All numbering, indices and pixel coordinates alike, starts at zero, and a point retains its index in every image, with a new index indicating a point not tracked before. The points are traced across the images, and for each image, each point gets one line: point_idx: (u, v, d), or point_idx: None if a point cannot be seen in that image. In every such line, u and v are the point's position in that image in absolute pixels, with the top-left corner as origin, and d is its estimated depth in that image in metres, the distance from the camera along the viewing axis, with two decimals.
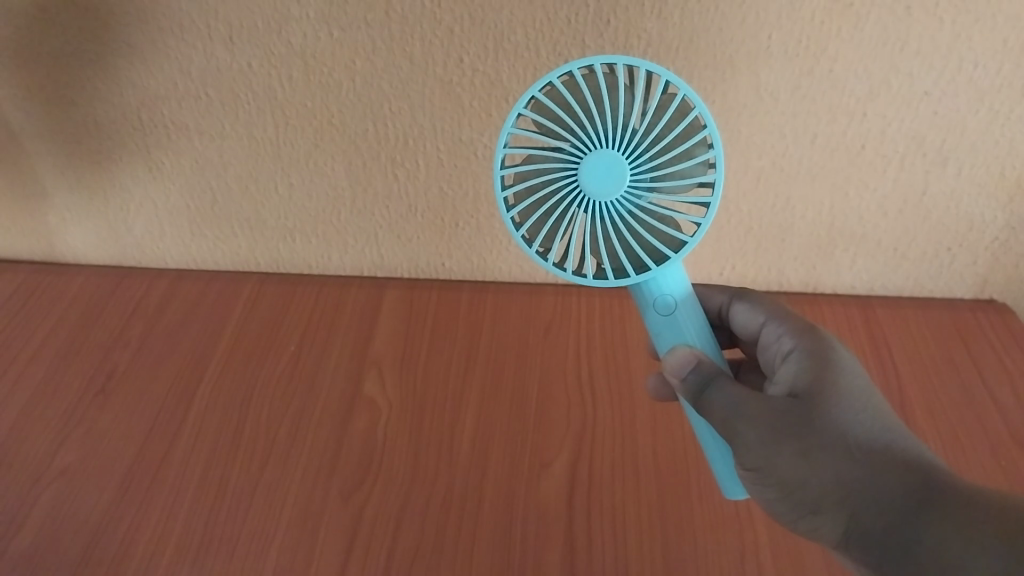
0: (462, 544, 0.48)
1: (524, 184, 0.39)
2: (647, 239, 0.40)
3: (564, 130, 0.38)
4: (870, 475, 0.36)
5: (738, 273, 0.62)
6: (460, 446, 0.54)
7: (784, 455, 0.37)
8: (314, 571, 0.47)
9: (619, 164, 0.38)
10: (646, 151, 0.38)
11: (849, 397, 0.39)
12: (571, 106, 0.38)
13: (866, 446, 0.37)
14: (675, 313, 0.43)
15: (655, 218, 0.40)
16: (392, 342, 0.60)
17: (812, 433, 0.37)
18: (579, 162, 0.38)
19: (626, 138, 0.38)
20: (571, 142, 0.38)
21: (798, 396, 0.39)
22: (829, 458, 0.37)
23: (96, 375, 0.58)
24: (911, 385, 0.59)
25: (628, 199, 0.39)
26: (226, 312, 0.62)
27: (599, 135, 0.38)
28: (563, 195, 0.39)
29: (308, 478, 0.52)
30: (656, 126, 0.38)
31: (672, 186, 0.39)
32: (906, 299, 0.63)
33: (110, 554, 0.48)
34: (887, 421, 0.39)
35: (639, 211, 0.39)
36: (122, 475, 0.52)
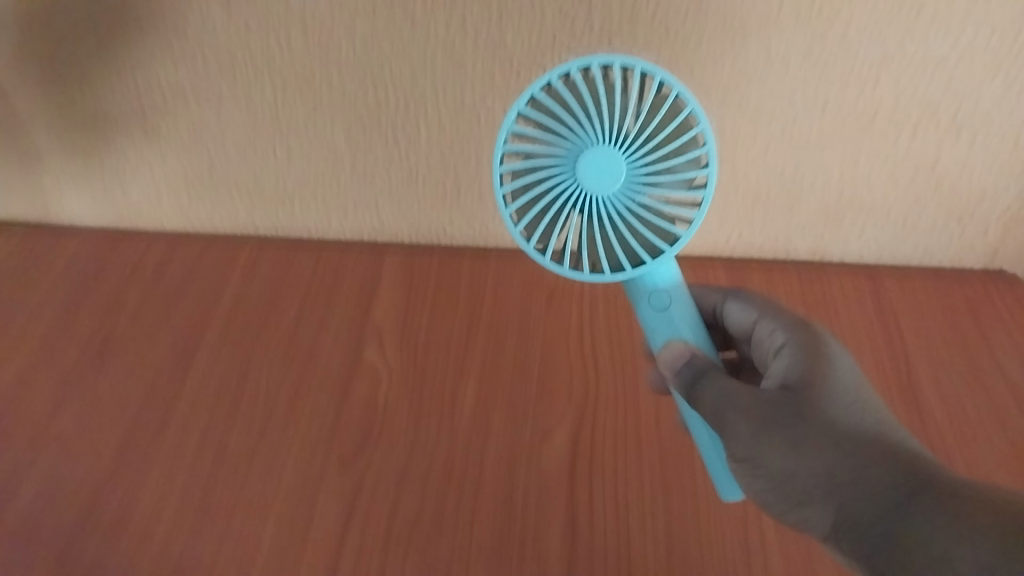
0: (463, 515, 0.49)
1: (522, 180, 0.38)
2: (640, 234, 0.39)
3: (562, 127, 0.37)
4: (861, 466, 0.36)
5: (746, 241, 0.62)
6: (461, 416, 0.54)
7: (778, 446, 0.37)
8: (310, 542, 0.48)
9: (616, 160, 0.37)
10: (641, 149, 0.37)
11: (838, 393, 0.38)
12: (567, 106, 0.37)
13: (860, 438, 0.37)
14: (669, 308, 0.42)
15: (650, 215, 0.39)
16: (393, 308, 0.59)
17: (806, 426, 0.37)
18: (576, 159, 0.37)
19: (621, 135, 0.37)
20: (568, 140, 0.37)
21: (790, 390, 0.39)
22: (824, 449, 0.36)
23: (93, 339, 0.57)
24: (919, 355, 0.58)
25: (623, 196, 0.38)
26: (224, 275, 0.61)
27: (597, 132, 0.37)
28: (559, 192, 0.38)
29: (307, 446, 0.52)
30: (650, 126, 0.37)
31: (666, 184, 0.38)
32: (916, 270, 0.62)
33: (105, 519, 0.48)
34: (877, 418, 0.38)
35: (633, 208, 0.38)
36: (121, 441, 0.52)
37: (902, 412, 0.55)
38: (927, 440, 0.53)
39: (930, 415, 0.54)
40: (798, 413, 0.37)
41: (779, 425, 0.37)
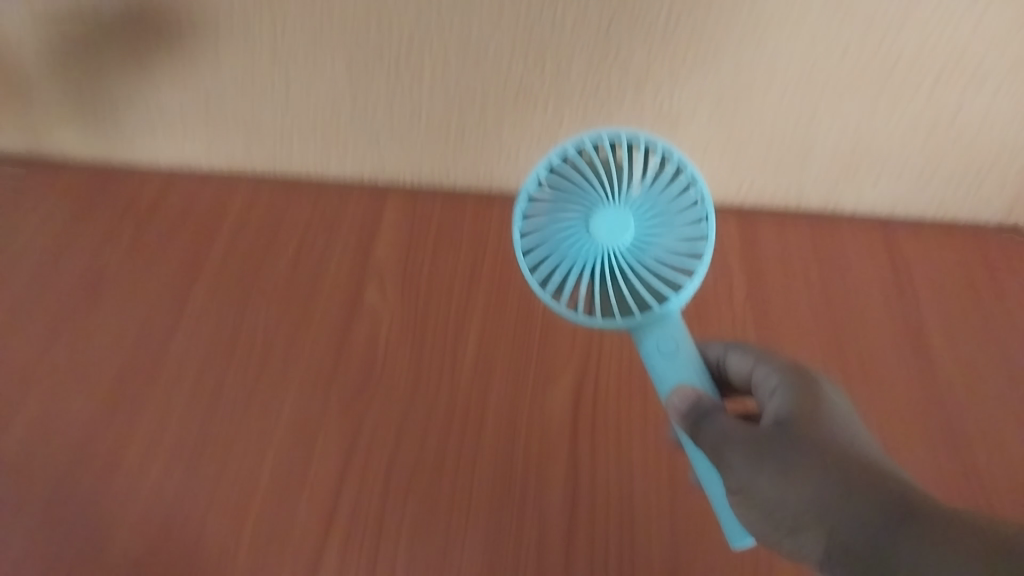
0: (464, 460, 0.49)
1: (538, 236, 0.38)
2: (647, 284, 0.38)
3: (576, 193, 0.38)
4: (851, 489, 0.33)
5: (757, 188, 0.60)
6: (463, 361, 0.53)
7: (766, 474, 0.34)
8: (309, 494, 0.47)
9: (624, 218, 0.37)
10: (645, 210, 0.38)
11: (834, 427, 0.35)
12: (580, 176, 0.38)
13: (855, 468, 0.33)
14: (678, 351, 0.39)
15: (658, 268, 0.38)
16: (394, 250, 0.58)
17: (799, 456, 0.34)
18: (587, 217, 0.37)
19: (630, 199, 0.38)
20: (579, 203, 0.38)
21: (783, 424, 0.36)
22: (813, 477, 0.33)
23: (87, 274, 0.56)
24: (929, 312, 0.58)
25: (628, 248, 0.37)
26: (222, 211, 0.59)
27: (607, 193, 0.38)
28: (569, 248, 0.38)
29: (306, 387, 0.51)
30: (655, 191, 0.38)
31: (673, 242, 0.38)
32: (929, 226, 0.61)
33: (100, 455, 0.49)
34: (868, 449, 0.35)
35: (639, 263, 0.38)
36: (116, 377, 0.51)
37: (909, 375, 0.55)
38: (929, 399, 0.54)
39: (937, 372, 0.55)
40: (791, 444, 0.34)
41: (770, 454, 0.34)
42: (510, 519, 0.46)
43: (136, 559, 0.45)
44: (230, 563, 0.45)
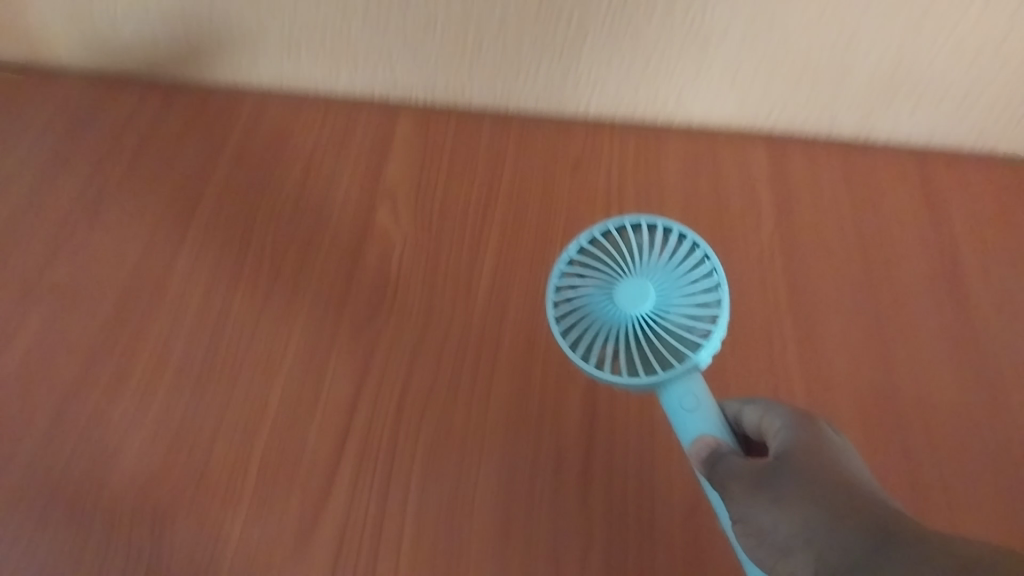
0: (479, 390, 0.47)
1: (566, 306, 0.39)
2: (669, 347, 0.37)
3: (597, 268, 0.39)
4: (839, 517, 0.31)
5: (788, 114, 0.57)
6: (479, 288, 0.51)
7: (760, 503, 0.33)
8: (319, 422, 0.45)
9: (643, 284, 0.37)
10: (666, 281, 0.38)
11: (833, 460, 0.33)
12: (606, 253, 0.39)
13: (847, 498, 0.32)
14: (700, 411, 0.37)
15: (679, 333, 0.37)
16: (406, 172, 0.56)
17: (791, 484, 0.32)
18: (609, 287, 0.38)
19: (650, 269, 0.38)
20: (607, 279, 0.39)
21: (782, 456, 0.34)
22: (802, 504, 0.32)
23: (87, 192, 0.54)
24: (968, 244, 0.55)
25: (650, 312, 0.37)
26: (226, 127, 0.57)
27: (627, 266, 0.38)
28: (595, 316, 0.38)
29: (316, 312, 0.49)
30: (676, 265, 0.38)
31: (691, 308, 0.37)
32: (967, 155, 0.58)
33: (102, 379, 0.46)
34: (871, 487, 0.33)
35: (660, 325, 0.37)
36: (118, 297, 0.49)
37: (945, 306, 0.53)
38: (966, 335, 0.52)
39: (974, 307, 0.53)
40: (785, 473, 0.33)
41: (766, 482, 0.33)
42: (525, 450, 0.45)
43: (143, 482, 0.43)
44: (241, 487, 0.43)
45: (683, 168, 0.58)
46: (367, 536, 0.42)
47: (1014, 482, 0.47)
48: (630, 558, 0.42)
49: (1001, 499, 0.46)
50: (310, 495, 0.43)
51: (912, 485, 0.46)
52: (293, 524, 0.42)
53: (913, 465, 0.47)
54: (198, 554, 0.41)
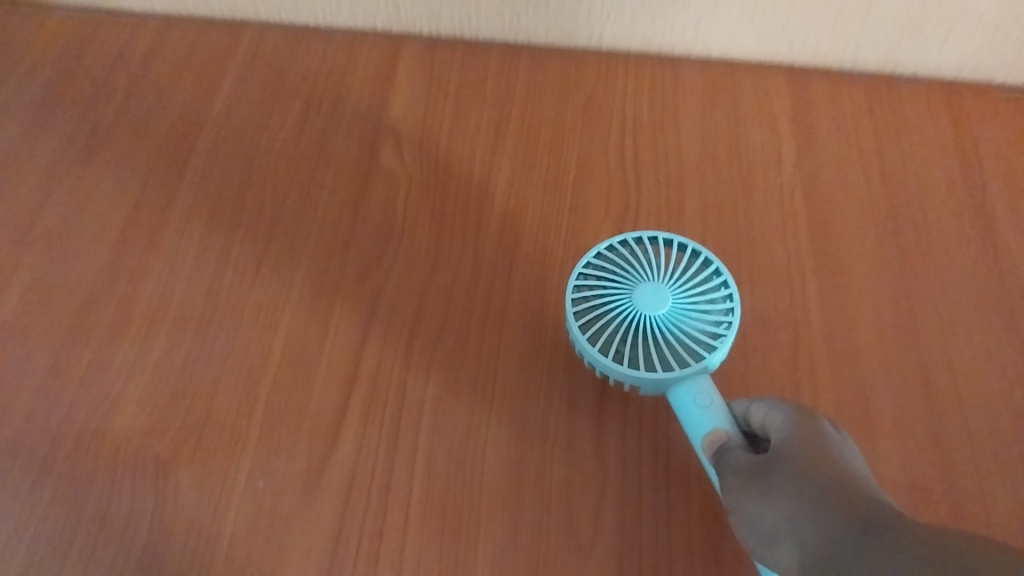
0: (489, 332, 0.46)
1: (588, 309, 0.41)
2: (683, 346, 0.40)
3: (618, 278, 0.42)
4: (822, 506, 0.30)
5: (810, 46, 0.56)
6: (488, 230, 0.49)
7: (753, 497, 0.32)
8: (325, 365, 0.44)
9: (662, 288, 0.41)
10: (682, 288, 0.42)
11: (828, 451, 0.32)
12: (628, 259, 0.43)
13: (833, 485, 0.30)
14: (713, 409, 0.39)
15: (695, 335, 0.41)
16: (411, 107, 0.54)
17: (779, 475, 0.32)
18: (629, 288, 0.41)
19: (666, 269, 0.42)
20: (629, 283, 0.42)
21: (777, 448, 0.34)
22: (789, 495, 0.31)
23: (81, 130, 0.52)
24: (997, 179, 0.54)
25: (665, 313, 0.41)
26: (223, 64, 0.55)
27: (646, 268, 0.42)
28: (617, 315, 0.41)
29: (320, 252, 0.48)
30: (689, 274, 0.43)
31: (703, 311, 0.41)
32: (996, 88, 0.57)
33: (101, 324, 0.45)
34: (867, 482, 0.31)
35: (677, 327, 0.41)
36: (116, 239, 0.48)
37: (972, 243, 0.51)
38: (993, 271, 0.50)
39: (1004, 244, 0.51)
40: (777, 465, 0.32)
41: (757, 476, 0.33)
42: (537, 393, 0.44)
43: (145, 434, 0.42)
44: (245, 438, 0.42)
45: (700, 101, 0.56)
46: (375, 486, 0.41)
47: None
48: (644, 509, 0.41)
49: None
50: (316, 445, 0.42)
51: (938, 427, 0.45)
52: (299, 475, 0.41)
53: (940, 405, 0.45)
54: (202, 506, 0.40)
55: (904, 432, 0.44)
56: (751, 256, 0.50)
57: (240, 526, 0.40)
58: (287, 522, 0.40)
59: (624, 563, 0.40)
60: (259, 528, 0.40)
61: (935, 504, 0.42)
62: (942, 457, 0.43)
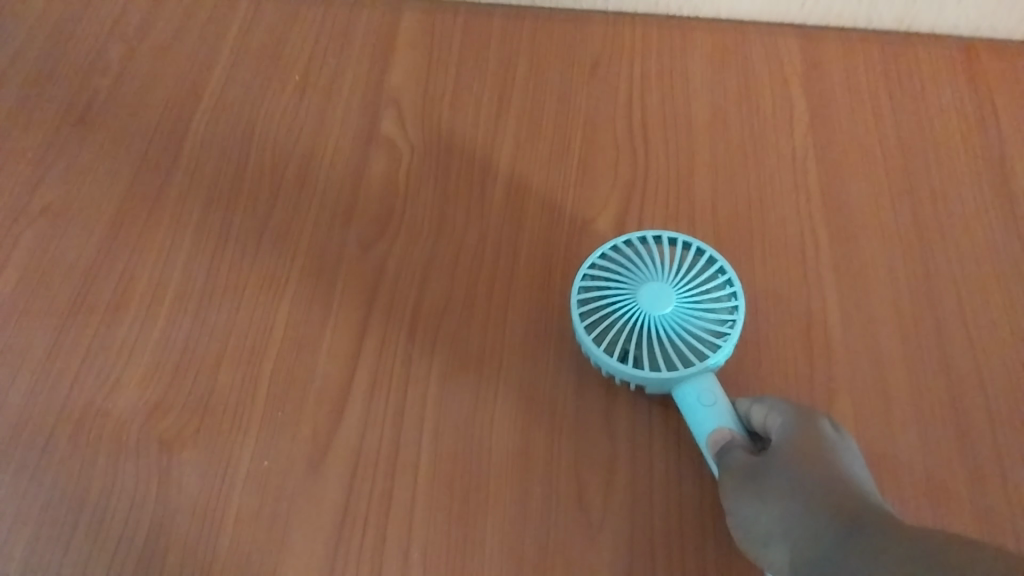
0: (495, 306, 0.45)
1: (594, 309, 0.42)
2: (687, 346, 0.41)
3: (623, 277, 0.42)
4: (815, 512, 0.34)
5: (825, 5, 0.55)
6: (493, 200, 0.48)
7: (749, 496, 0.36)
8: (328, 342, 0.43)
9: (666, 288, 0.41)
10: (687, 286, 0.42)
11: (820, 457, 0.36)
12: (633, 257, 0.43)
13: (825, 492, 0.34)
14: (717, 406, 0.40)
15: (698, 333, 0.41)
16: (412, 73, 0.52)
17: (775, 479, 0.36)
18: (633, 288, 0.42)
19: (669, 266, 0.42)
20: (634, 283, 0.42)
21: (772, 450, 0.37)
22: (784, 499, 0.35)
23: (75, 104, 0.51)
24: (1016, 139, 0.52)
25: (668, 312, 0.41)
26: (220, 32, 0.54)
27: (649, 265, 0.42)
28: (622, 315, 0.41)
29: (322, 226, 0.47)
30: (694, 271, 0.43)
31: (706, 309, 0.41)
32: (1014, 45, 0.56)
33: (101, 303, 0.44)
34: (855, 481, 0.35)
35: (681, 327, 0.41)
36: (114, 215, 0.47)
37: (990, 206, 0.50)
38: (1013, 235, 0.49)
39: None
40: (772, 469, 0.36)
41: (753, 476, 0.36)
42: (544, 369, 0.43)
43: (147, 414, 0.41)
44: (248, 416, 0.41)
45: (710, 62, 0.54)
46: (381, 466, 0.40)
47: None
48: (653, 486, 0.41)
49: None
50: (320, 423, 0.41)
51: (955, 399, 0.44)
52: (304, 453, 0.41)
53: (957, 376, 0.44)
54: (207, 488, 0.40)
55: (919, 404, 0.44)
56: (763, 223, 0.49)
57: (246, 508, 0.39)
58: (292, 501, 0.40)
59: (633, 540, 0.39)
60: (265, 507, 0.39)
61: (951, 478, 0.42)
62: (957, 429, 0.43)
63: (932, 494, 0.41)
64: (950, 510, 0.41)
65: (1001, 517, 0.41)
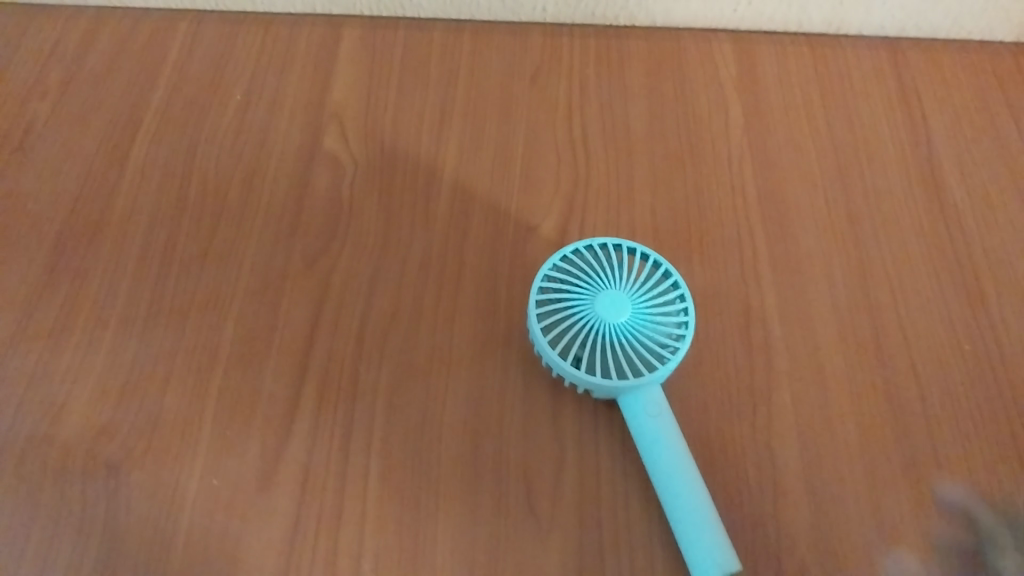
0: (442, 313, 0.46)
1: (553, 312, 0.43)
2: (636, 356, 0.42)
3: (583, 283, 0.43)
4: None
5: (756, 10, 0.56)
6: (437, 209, 0.49)
7: None
8: (275, 356, 0.44)
9: (623, 297, 0.42)
10: (641, 297, 0.43)
11: None
12: (593, 265, 0.44)
13: None
14: (661, 414, 0.41)
15: (649, 343, 0.42)
16: (354, 88, 0.53)
17: None
18: (591, 295, 0.43)
19: (627, 277, 0.44)
20: (591, 290, 0.43)
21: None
22: None
23: (15, 129, 0.51)
24: (942, 132, 0.54)
25: (623, 320, 0.42)
26: (161, 53, 0.54)
27: (608, 275, 0.44)
28: (579, 319, 0.42)
29: (267, 241, 0.47)
30: (648, 283, 0.44)
31: (659, 321, 0.43)
32: (938, 43, 0.58)
33: (46, 327, 0.44)
34: None
35: (633, 336, 0.42)
36: (56, 239, 0.47)
37: (919, 198, 0.52)
38: (940, 225, 0.51)
39: (951, 200, 0.52)
40: None
41: None
42: (492, 373, 0.44)
43: (95, 437, 0.41)
44: (197, 434, 0.42)
45: (647, 69, 0.56)
46: (332, 475, 0.41)
47: (992, 368, 0.46)
48: (599, 483, 0.42)
49: (979, 389, 0.45)
50: (269, 438, 0.42)
51: (890, 385, 0.45)
52: (254, 469, 0.41)
53: (892, 364, 0.46)
54: (158, 505, 0.40)
55: (858, 395, 0.45)
56: (702, 222, 0.50)
57: (197, 523, 0.40)
58: (244, 517, 0.40)
59: (582, 540, 0.40)
60: (215, 525, 0.40)
61: (888, 467, 0.43)
62: (894, 414, 0.45)
63: (871, 480, 0.43)
64: (888, 497, 0.42)
65: (935, 499, 0.42)
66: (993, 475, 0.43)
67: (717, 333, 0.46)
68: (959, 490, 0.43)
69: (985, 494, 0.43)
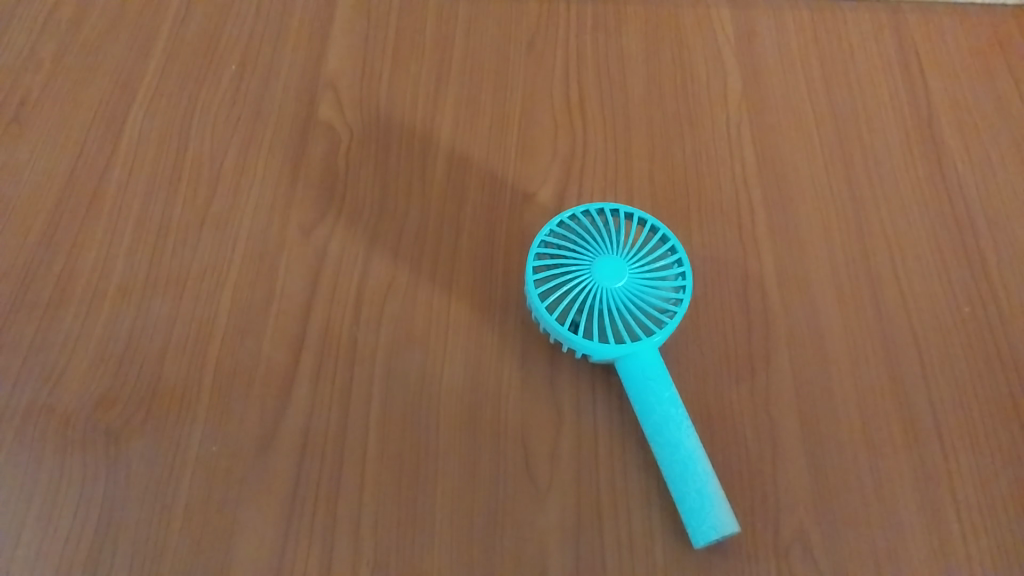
0: (440, 282, 0.46)
1: (551, 278, 0.43)
2: (634, 321, 0.42)
3: (581, 249, 0.43)
4: None
5: None
6: (433, 178, 0.49)
7: None
8: (272, 325, 0.44)
9: (620, 263, 0.42)
10: (639, 262, 0.43)
11: None
12: (591, 230, 0.44)
13: None
14: (659, 378, 0.41)
15: (647, 308, 0.42)
16: (349, 58, 0.53)
17: None
18: (589, 260, 0.42)
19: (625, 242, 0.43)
20: (589, 256, 0.43)
21: None
22: None
23: (10, 101, 0.50)
24: (942, 96, 0.54)
25: (621, 286, 0.42)
26: (155, 25, 0.54)
27: (606, 240, 0.43)
28: (577, 285, 0.42)
29: (263, 212, 0.47)
30: (646, 248, 0.44)
31: (657, 286, 0.42)
32: (939, 7, 0.57)
33: (44, 298, 0.44)
34: None
35: (631, 301, 0.42)
36: (52, 210, 0.47)
37: (919, 163, 0.51)
38: (940, 190, 0.50)
39: (951, 164, 0.51)
40: None
41: None
42: (489, 340, 0.44)
43: (94, 406, 0.41)
44: (196, 402, 0.42)
45: (645, 35, 0.55)
46: (331, 441, 0.41)
47: (991, 332, 0.46)
48: (597, 448, 0.42)
49: (978, 353, 0.45)
50: (268, 406, 0.42)
51: (889, 350, 0.45)
52: (254, 436, 0.41)
53: (892, 328, 0.46)
54: (158, 472, 0.40)
55: (857, 360, 0.45)
56: (699, 188, 0.50)
57: (198, 490, 0.40)
58: (242, 486, 0.40)
59: (580, 504, 0.40)
60: (215, 493, 0.40)
61: (887, 429, 0.43)
62: (893, 378, 0.45)
63: (870, 445, 0.43)
64: (887, 459, 0.43)
65: (935, 461, 0.43)
66: (993, 437, 0.43)
67: (716, 299, 0.46)
68: (959, 453, 0.43)
69: (984, 456, 0.43)
